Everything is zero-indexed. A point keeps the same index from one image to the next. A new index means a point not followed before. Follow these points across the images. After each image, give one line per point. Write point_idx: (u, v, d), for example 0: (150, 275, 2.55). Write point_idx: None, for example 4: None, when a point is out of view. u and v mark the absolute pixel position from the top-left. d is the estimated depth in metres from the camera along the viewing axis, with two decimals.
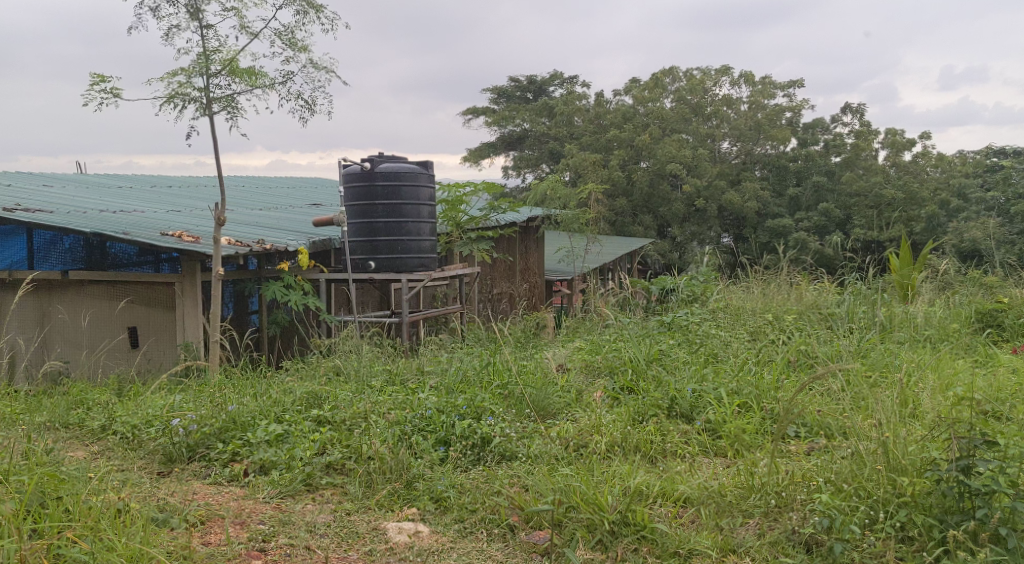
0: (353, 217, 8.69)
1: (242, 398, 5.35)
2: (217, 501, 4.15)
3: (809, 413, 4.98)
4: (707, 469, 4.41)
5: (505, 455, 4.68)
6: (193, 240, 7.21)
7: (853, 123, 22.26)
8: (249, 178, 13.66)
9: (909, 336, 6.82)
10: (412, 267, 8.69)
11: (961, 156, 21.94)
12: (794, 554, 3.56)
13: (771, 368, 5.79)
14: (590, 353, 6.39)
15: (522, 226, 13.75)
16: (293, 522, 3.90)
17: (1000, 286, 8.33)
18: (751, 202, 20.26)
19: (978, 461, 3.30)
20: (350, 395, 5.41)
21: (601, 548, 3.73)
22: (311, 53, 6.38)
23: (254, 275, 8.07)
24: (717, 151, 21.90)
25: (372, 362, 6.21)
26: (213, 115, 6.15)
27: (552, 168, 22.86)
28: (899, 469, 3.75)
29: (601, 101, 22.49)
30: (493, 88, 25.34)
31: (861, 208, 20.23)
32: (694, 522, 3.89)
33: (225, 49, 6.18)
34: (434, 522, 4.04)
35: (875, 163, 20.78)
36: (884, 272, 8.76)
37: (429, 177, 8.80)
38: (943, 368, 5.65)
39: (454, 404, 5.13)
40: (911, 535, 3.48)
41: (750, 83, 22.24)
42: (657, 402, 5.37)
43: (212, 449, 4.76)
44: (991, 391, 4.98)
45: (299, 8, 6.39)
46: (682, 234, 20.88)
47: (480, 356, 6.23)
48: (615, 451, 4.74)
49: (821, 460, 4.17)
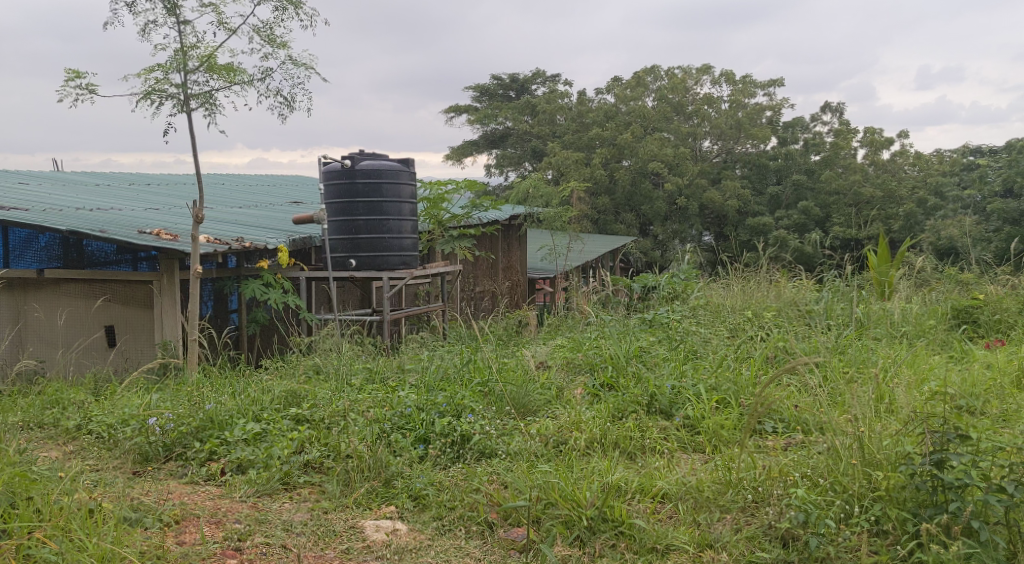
0: (333, 215, 8.65)
1: (220, 397, 5.29)
2: (191, 500, 4.11)
3: (786, 408, 5.03)
4: (685, 465, 4.42)
5: (484, 452, 4.67)
6: (172, 237, 7.13)
7: (832, 122, 22.42)
8: (230, 178, 13.56)
9: (886, 332, 6.84)
10: (394, 265, 8.67)
11: (938, 155, 22.13)
12: (770, 549, 3.58)
13: (749, 365, 5.82)
14: (571, 351, 6.43)
15: (503, 225, 13.75)
16: (270, 521, 3.89)
17: (975, 283, 8.42)
18: (731, 200, 20.37)
19: (950, 454, 3.31)
20: (330, 393, 5.38)
21: (580, 544, 3.75)
22: (290, 49, 6.29)
23: (233, 274, 8.01)
24: (698, 149, 22.00)
25: (353, 359, 6.16)
26: (191, 112, 6.08)
27: (534, 167, 22.88)
28: (874, 464, 3.75)
29: (583, 100, 22.53)
30: (475, 87, 25.37)
31: (840, 207, 20.39)
32: (671, 517, 3.93)
33: (204, 45, 6.10)
34: (413, 519, 4.03)
35: (854, 162, 20.93)
36: (863, 268, 8.83)
37: (410, 174, 8.77)
38: (919, 365, 5.68)
39: (433, 402, 5.11)
40: (886, 528, 3.50)
41: (731, 82, 22.33)
42: (637, 398, 5.38)
43: (188, 448, 4.72)
44: (966, 386, 5.02)
45: (278, 3, 6.30)
46: (664, 232, 20.91)
47: (462, 353, 6.23)
48: (594, 448, 4.75)
49: (798, 455, 4.19)
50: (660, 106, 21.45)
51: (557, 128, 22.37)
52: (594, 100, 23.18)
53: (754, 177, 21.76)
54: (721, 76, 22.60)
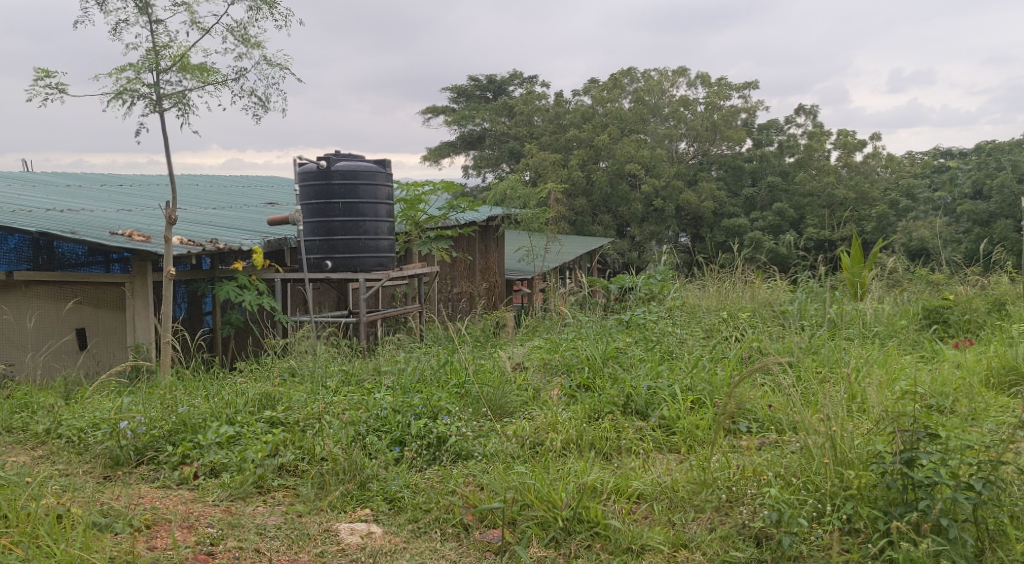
0: (309, 216, 8.59)
1: (193, 400, 5.24)
2: (163, 505, 4.07)
3: (760, 408, 5.07)
4: (661, 465, 4.44)
5: (460, 454, 4.66)
6: (144, 239, 7.05)
7: (806, 124, 22.61)
8: (204, 178, 13.43)
9: (859, 332, 6.91)
10: (370, 266, 8.63)
11: (910, 157, 22.41)
12: (744, 548, 3.61)
13: (725, 365, 5.86)
14: (548, 352, 6.44)
15: (481, 226, 13.73)
16: (243, 525, 3.86)
17: (946, 283, 8.53)
18: (707, 202, 20.50)
19: (919, 453, 3.36)
20: (305, 395, 5.34)
21: (555, 545, 3.76)
22: (265, 49, 6.24)
23: (208, 275, 7.94)
24: (674, 151, 22.11)
25: (329, 361, 6.13)
26: (164, 112, 6.02)
27: (511, 168, 22.88)
28: (846, 463, 3.79)
29: (560, 101, 22.57)
30: (452, 88, 25.35)
31: (814, 208, 20.59)
32: (647, 517, 3.95)
33: (176, 44, 6.04)
34: (388, 522, 4.02)
35: (828, 164, 21.14)
36: (836, 269, 8.91)
37: (387, 175, 8.75)
38: (891, 364, 5.75)
39: (410, 403, 5.09)
40: (857, 526, 3.53)
41: (706, 85, 22.48)
42: (613, 399, 5.40)
43: (161, 451, 4.68)
44: (936, 385, 5.09)
45: (252, 3, 6.24)
46: (641, 233, 20.99)
47: (438, 355, 6.22)
48: (570, 448, 4.76)
49: (771, 454, 4.22)
50: (637, 108, 21.56)
51: (535, 129, 22.40)
52: (571, 101, 23.25)
53: (729, 178, 21.83)
54: (697, 78, 22.74)
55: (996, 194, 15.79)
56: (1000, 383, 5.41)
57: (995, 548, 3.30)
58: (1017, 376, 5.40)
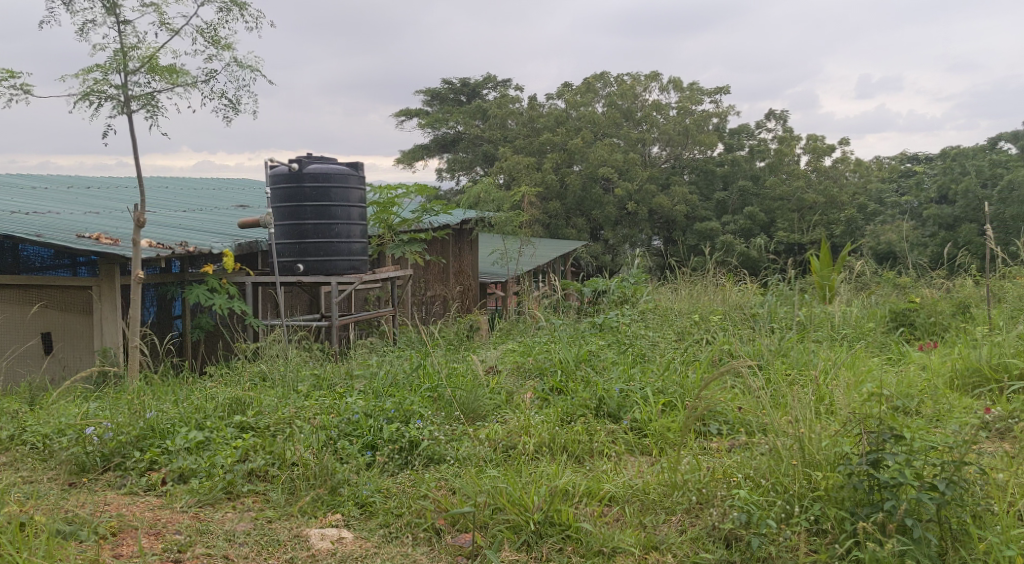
0: (280, 219, 8.53)
1: (162, 405, 5.18)
2: (130, 512, 4.03)
3: (731, 410, 5.11)
4: (633, 468, 4.47)
5: (432, 458, 4.65)
6: (112, 241, 6.96)
7: (777, 129, 22.86)
8: (174, 180, 13.29)
9: (827, 335, 7.00)
10: (342, 269, 8.59)
11: (878, 162, 22.73)
12: (713, 549, 3.64)
13: (695, 367, 5.90)
14: (521, 355, 6.45)
15: (454, 229, 13.71)
16: (212, 531, 3.83)
17: (912, 286, 8.66)
18: (680, 205, 20.64)
19: (885, 454, 3.41)
20: (275, 399, 5.29)
21: (527, 548, 3.77)
22: (235, 50, 6.18)
23: (177, 279, 7.86)
24: (647, 155, 22.24)
25: (300, 365, 6.08)
26: (132, 113, 5.95)
27: (485, 171, 22.88)
28: (814, 464, 3.84)
29: (534, 105, 22.62)
30: (426, 91, 25.31)
31: (784, 212, 20.82)
32: (618, 520, 3.96)
33: (145, 45, 5.97)
34: (359, 527, 4.00)
35: (798, 169, 21.38)
36: (806, 272, 9.01)
37: (359, 178, 8.72)
38: (858, 366, 5.83)
39: (382, 407, 5.06)
40: (824, 527, 3.58)
41: (678, 89, 22.63)
42: (585, 402, 5.42)
43: (128, 457, 4.62)
44: (902, 387, 5.17)
45: (222, 4, 6.18)
46: (614, 236, 21.07)
47: (411, 359, 6.19)
48: (542, 452, 4.76)
49: (741, 456, 4.25)
50: (610, 112, 21.66)
51: (508, 132, 22.41)
52: (544, 105, 23.31)
53: (701, 182, 22.09)
54: (670, 82, 22.90)
55: (960, 198, 16.07)
56: (964, 384, 5.49)
57: (958, 548, 3.36)
58: (980, 378, 5.49)
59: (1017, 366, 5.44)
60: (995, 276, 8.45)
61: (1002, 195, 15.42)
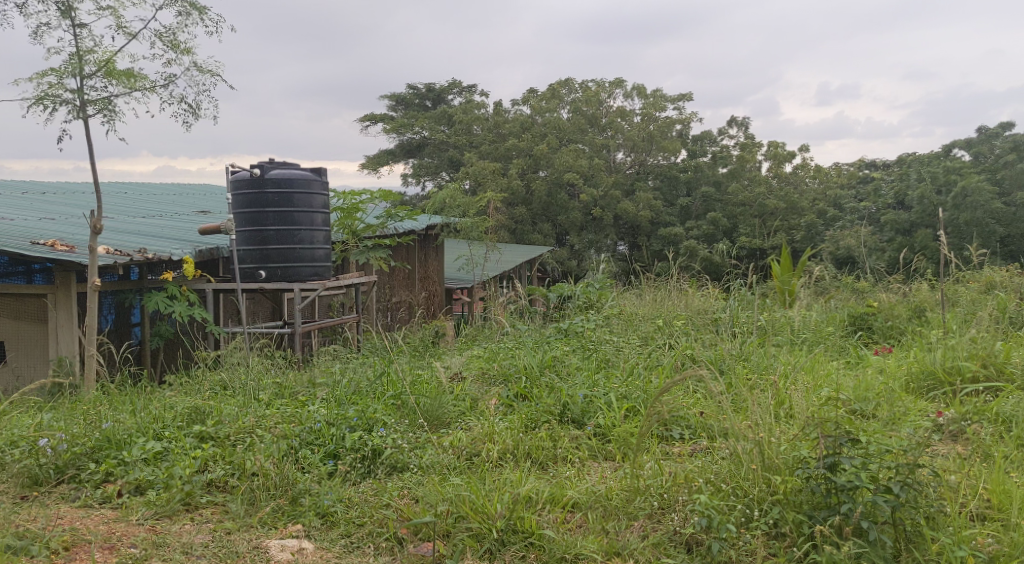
0: (241, 225, 8.43)
1: (119, 415, 5.08)
2: (84, 526, 3.96)
3: (693, 415, 5.14)
4: (596, 474, 4.48)
5: (395, 466, 4.62)
6: (68, 249, 6.81)
7: (739, 135, 23.13)
8: (133, 186, 13.06)
9: (787, 339, 7.09)
10: (305, 276, 8.51)
11: (836, 168, 23.11)
12: (675, 554, 3.67)
13: (658, 373, 5.94)
14: (486, 361, 6.43)
15: (419, 235, 13.64)
16: (169, 544, 3.78)
17: (870, 290, 8.81)
18: (644, 211, 20.79)
19: (841, 458, 3.47)
20: (236, 408, 5.21)
21: (490, 557, 3.75)
22: (195, 55, 6.10)
23: (135, 286, 7.72)
24: (612, 161, 22.37)
25: (261, 373, 6.00)
26: (88, 118, 5.84)
27: (450, 176, 22.82)
28: (774, 468, 3.87)
29: (499, 110, 22.63)
30: (391, 96, 25.21)
31: (746, 217, 21.08)
32: (581, 526, 3.97)
33: (101, 49, 5.87)
34: (320, 538, 3.96)
35: (759, 175, 21.65)
36: (767, 277, 9.10)
37: (322, 184, 8.65)
38: (817, 370, 5.91)
39: (344, 416, 5.02)
40: (783, 531, 3.61)
41: (642, 96, 22.81)
42: (549, 409, 5.42)
43: (83, 469, 4.53)
44: (859, 391, 5.25)
45: (181, 8, 6.10)
46: (580, 242, 21.15)
47: (375, 366, 6.15)
48: (506, 459, 4.76)
49: (703, 461, 4.27)
50: (574, 118, 21.74)
51: (474, 138, 22.34)
52: (510, 110, 23.33)
53: (665, 188, 22.32)
54: (633, 89, 23.07)
55: (916, 204, 16.41)
56: (919, 388, 5.60)
57: (911, 549, 3.42)
58: (934, 381, 5.60)
59: (970, 370, 5.56)
60: (949, 279, 8.63)
61: (955, 201, 15.77)
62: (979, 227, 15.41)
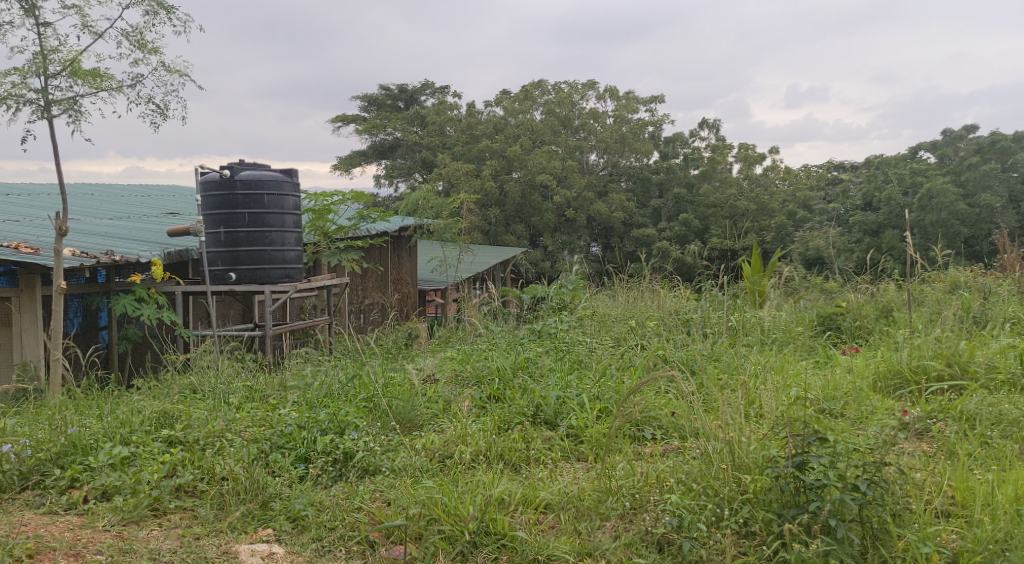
0: (211, 227, 8.34)
1: (85, 420, 4.99)
2: (48, 532, 3.90)
3: (665, 416, 5.16)
4: (569, 475, 4.49)
5: (368, 469, 4.60)
6: (32, 251, 6.69)
7: (710, 137, 23.31)
8: (100, 187, 12.86)
9: (758, 339, 7.16)
10: (276, 278, 8.44)
11: (805, 169, 23.38)
12: (646, 554, 3.68)
13: (630, 374, 5.96)
14: (460, 362, 6.41)
15: (392, 236, 13.58)
16: (136, 550, 3.75)
17: (838, 291, 8.93)
18: (617, 212, 20.88)
19: (809, 456, 3.51)
20: (205, 412, 5.14)
21: (462, 559, 3.75)
22: (162, 55, 6.02)
23: (102, 289, 7.61)
24: (585, 162, 22.44)
25: (231, 377, 5.93)
26: (53, 118, 5.75)
27: (423, 177, 22.76)
28: (744, 468, 3.91)
29: (472, 111, 22.59)
30: (363, 97, 25.09)
31: (717, 219, 21.25)
32: (553, 527, 3.98)
33: (66, 49, 5.77)
34: (290, 542, 3.93)
35: (730, 177, 21.83)
36: (738, 278, 9.17)
37: (293, 185, 8.58)
38: (786, 370, 5.97)
39: (315, 419, 4.98)
40: (753, 530, 3.64)
41: (615, 98, 22.89)
42: (522, 410, 5.42)
43: (48, 475, 4.45)
44: (827, 390, 5.31)
45: (148, 8, 6.02)
46: (554, 243, 21.19)
47: (347, 368, 6.11)
48: (479, 461, 4.75)
49: (674, 461, 4.29)
50: (547, 120, 21.77)
51: (447, 139, 22.29)
52: (483, 112, 23.30)
53: (637, 190, 22.42)
54: (606, 91, 23.15)
55: (884, 206, 16.65)
56: (886, 386, 5.67)
57: (879, 546, 3.47)
58: (901, 380, 5.67)
59: (935, 369, 5.65)
60: (915, 279, 8.76)
61: (922, 203, 16.02)
62: (944, 228, 15.68)
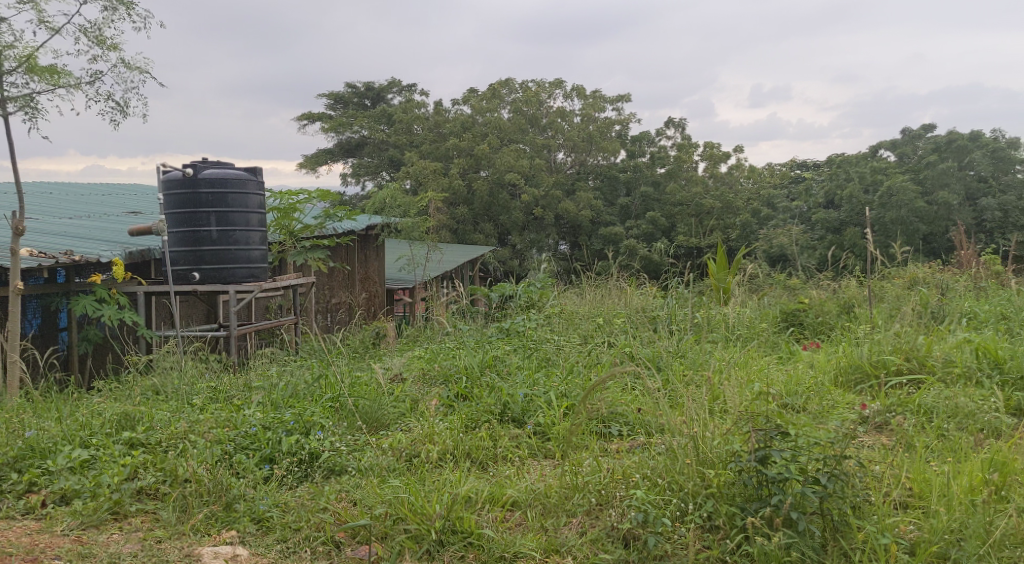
0: (174, 226, 8.23)
1: (43, 423, 4.89)
2: (5, 538, 3.83)
3: (631, 413, 5.19)
4: (535, 472, 4.49)
5: (334, 469, 4.57)
6: None
7: (675, 136, 23.47)
8: (59, 186, 12.60)
9: (723, 335, 7.23)
10: (241, 278, 8.34)
11: (769, 168, 23.65)
12: (612, 550, 3.70)
13: (598, 371, 5.99)
14: (427, 361, 6.39)
15: (359, 236, 13.48)
16: (95, 555, 3.71)
17: (801, 288, 9.05)
18: (585, 210, 20.95)
19: (772, 451, 3.57)
20: (168, 414, 5.06)
21: (429, 558, 3.74)
22: (122, 51, 5.91)
23: (61, 289, 7.47)
24: (552, 161, 22.47)
25: (195, 379, 5.84)
26: (9, 116, 5.63)
27: (391, 176, 22.65)
28: (708, 463, 3.95)
29: (439, 109, 22.52)
30: (329, 95, 24.88)
31: (683, 217, 21.42)
32: (520, 524, 3.98)
33: (22, 44, 5.65)
34: (255, 543, 3.89)
35: (696, 175, 22.01)
36: (703, 275, 9.25)
37: (258, 184, 8.49)
38: (750, 365, 6.04)
39: (280, 419, 4.94)
40: (716, 523, 3.68)
41: (581, 97, 22.96)
42: (489, 408, 5.43)
43: (5, 480, 4.36)
44: (790, 385, 5.38)
45: (107, 3, 5.91)
46: (522, 241, 21.20)
47: (313, 369, 6.06)
48: (446, 459, 4.73)
49: (639, 456, 4.31)
50: (515, 118, 21.76)
51: (414, 138, 22.19)
52: (450, 110, 23.24)
53: (605, 188, 22.50)
54: (573, 90, 23.20)
55: (845, 203, 16.91)
56: (847, 381, 5.77)
57: (840, 538, 3.52)
58: (862, 374, 5.76)
59: (894, 363, 5.75)
60: (875, 276, 8.91)
61: (882, 200, 16.30)
62: (904, 225, 15.97)
